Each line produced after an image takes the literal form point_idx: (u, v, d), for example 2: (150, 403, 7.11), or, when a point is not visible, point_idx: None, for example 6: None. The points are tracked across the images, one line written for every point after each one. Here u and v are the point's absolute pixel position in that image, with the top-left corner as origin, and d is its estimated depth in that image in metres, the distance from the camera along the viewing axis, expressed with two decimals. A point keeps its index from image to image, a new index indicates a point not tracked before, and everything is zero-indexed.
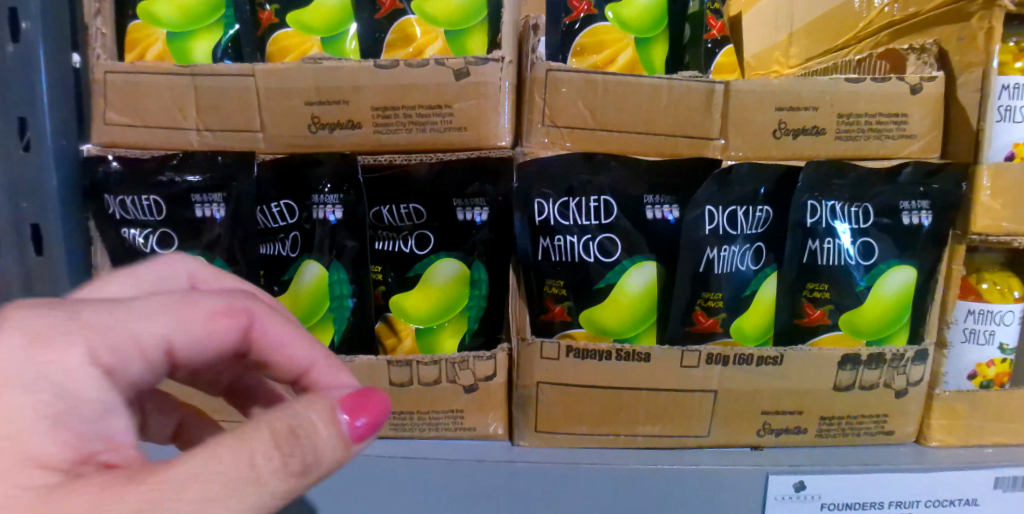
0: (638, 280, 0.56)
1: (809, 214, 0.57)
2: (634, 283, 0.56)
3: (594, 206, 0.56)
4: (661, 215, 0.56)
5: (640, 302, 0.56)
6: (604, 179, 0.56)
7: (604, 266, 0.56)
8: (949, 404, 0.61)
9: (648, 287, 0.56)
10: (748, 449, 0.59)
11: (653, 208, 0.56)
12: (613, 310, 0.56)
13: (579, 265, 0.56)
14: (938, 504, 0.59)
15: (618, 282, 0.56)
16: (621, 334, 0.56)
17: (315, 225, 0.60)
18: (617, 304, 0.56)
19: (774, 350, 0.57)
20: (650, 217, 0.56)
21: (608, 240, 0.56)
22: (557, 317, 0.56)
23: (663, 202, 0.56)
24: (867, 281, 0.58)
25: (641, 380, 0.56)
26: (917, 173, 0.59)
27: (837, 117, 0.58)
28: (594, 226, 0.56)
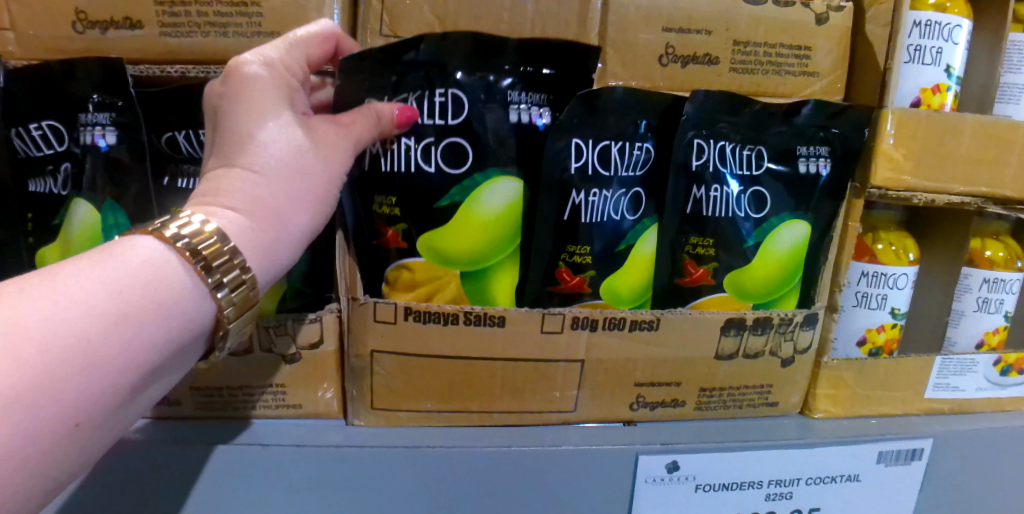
0: (499, 198, 0.46)
1: (695, 155, 0.49)
2: (493, 201, 0.46)
3: (439, 103, 0.45)
4: (529, 118, 0.46)
5: (497, 223, 0.47)
6: (460, 73, 0.45)
7: (450, 180, 0.46)
8: (838, 373, 0.56)
9: (508, 208, 0.47)
10: (620, 424, 0.52)
11: (519, 109, 0.46)
12: (463, 234, 0.46)
13: (417, 177, 0.46)
14: (819, 480, 0.55)
15: (469, 198, 0.46)
16: (467, 265, 0.47)
17: (84, 152, 0.46)
18: (467, 225, 0.46)
19: (650, 312, 0.49)
20: (514, 120, 0.46)
21: (455, 148, 0.46)
22: (390, 244, 0.47)
23: (531, 102, 0.46)
24: (755, 237, 0.51)
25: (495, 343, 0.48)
26: (817, 113, 0.51)
27: (733, 44, 0.50)
28: (438, 129, 0.45)
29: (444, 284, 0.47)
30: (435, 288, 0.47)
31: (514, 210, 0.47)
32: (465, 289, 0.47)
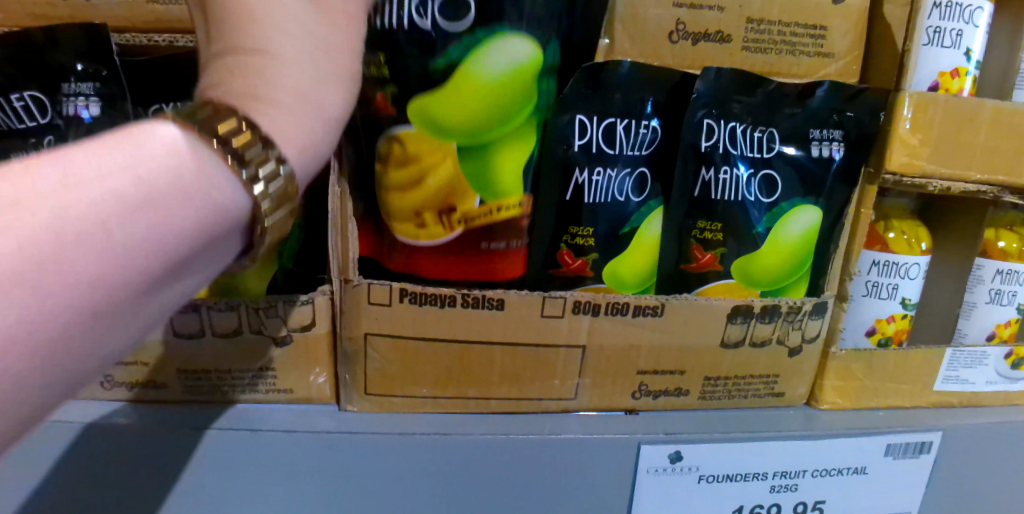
0: (500, 57, 0.40)
1: (704, 135, 0.48)
2: (496, 57, 0.39)
3: None
4: None
5: (501, 88, 0.40)
6: None
7: (447, 34, 0.39)
8: (846, 364, 0.54)
9: (513, 67, 0.40)
10: (622, 413, 0.51)
11: None
12: (458, 106, 0.40)
13: (410, 27, 0.39)
14: (824, 473, 0.53)
15: (468, 56, 0.39)
16: (466, 129, 0.41)
17: (69, 124, 0.44)
18: (465, 83, 0.39)
19: (655, 298, 0.47)
20: None
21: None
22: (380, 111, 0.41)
23: None
24: (765, 222, 0.50)
25: (494, 227, 0.43)
26: (831, 95, 0.50)
27: (746, 22, 0.48)
28: None
29: (438, 161, 0.41)
30: (427, 168, 0.41)
31: (519, 68, 0.40)
32: (462, 163, 0.41)
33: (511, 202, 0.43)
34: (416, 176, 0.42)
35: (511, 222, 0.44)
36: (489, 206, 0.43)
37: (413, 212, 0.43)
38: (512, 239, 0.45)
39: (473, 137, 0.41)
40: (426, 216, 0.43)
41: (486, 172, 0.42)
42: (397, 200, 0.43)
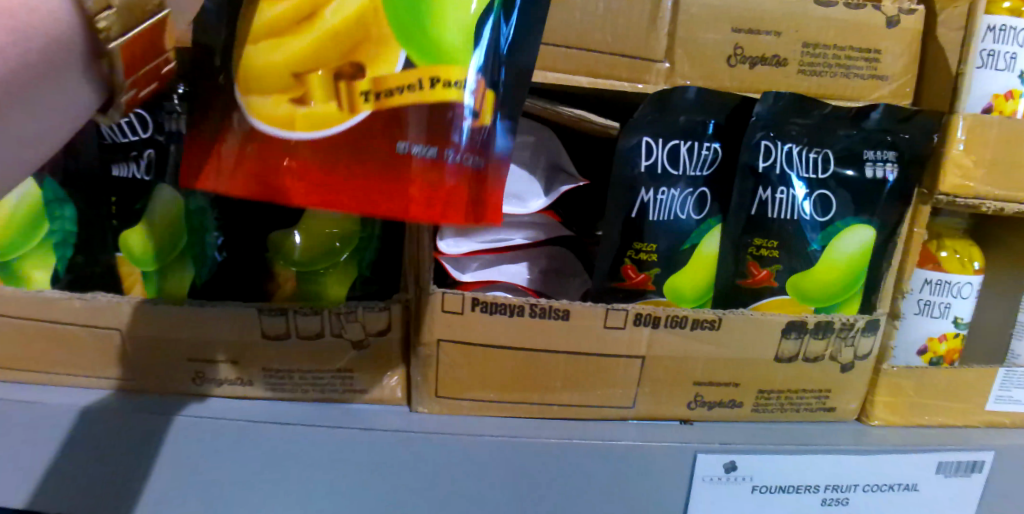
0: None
1: (762, 156, 0.50)
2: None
3: None
4: None
5: None
6: None
7: None
8: (897, 381, 0.55)
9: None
10: (676, 423, 0.53)
11: None
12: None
13: None
14: (875, 489, 0.54)
15: None
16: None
17: (169, 139, 0.50)
18: None
19: (712, 312, 0.49)
20: None
21: None
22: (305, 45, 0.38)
23: None
24: (820, 240, 0.51)
25: (404, 114, 0.37)
26: (886, 118, 0.51)
27: (802, 46, 0.49)
28: None
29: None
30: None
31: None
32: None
33: (448, 77, 0.37)
34: (309, 11, 0.37)
35: (478, 133, 0.39)
36: (411, 73, 0.37)
37: (290, 75, 0.37)
38: (438, 146, 0.37)
39: (402, 4, 0.37)
40: (340, 87, 0.37)
41: (420, 25, 0.37)
42: (261, 52, 0.38)
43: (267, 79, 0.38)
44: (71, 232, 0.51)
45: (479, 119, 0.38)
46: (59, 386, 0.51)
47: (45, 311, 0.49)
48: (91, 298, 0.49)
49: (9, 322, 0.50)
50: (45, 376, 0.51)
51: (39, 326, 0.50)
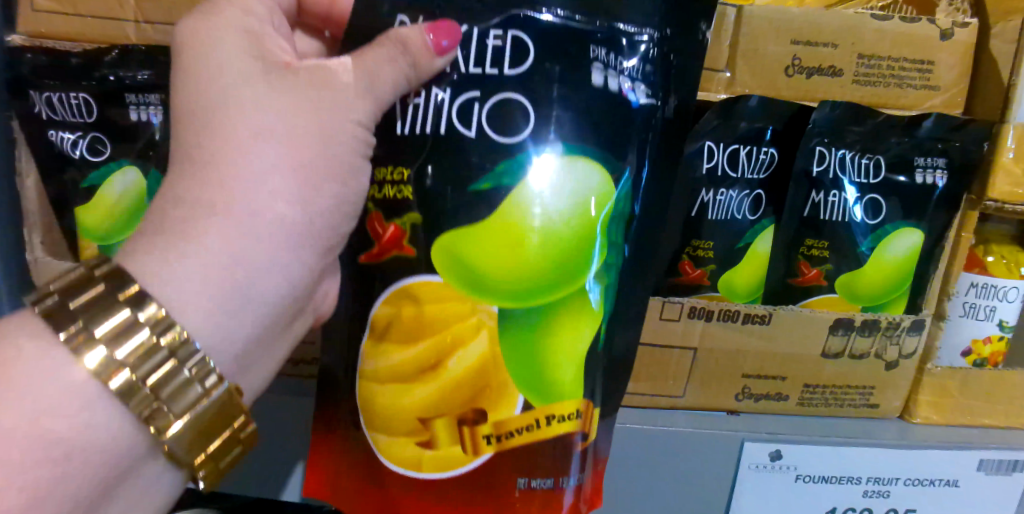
0: (568, 178, 0.39)
1: (816, 161, 0.52)
2: (550, 183, 0.39)
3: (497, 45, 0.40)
4: (624, 88, 0.41)
5: (556, 246, 0.39)
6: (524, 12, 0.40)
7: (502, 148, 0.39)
8: (940, 381, 0.57)
9: (574, 194, 0.39)
10: (725, 413, 0.55)
11: (614, 74, 0.41)
12: (506, 241, 0.38)
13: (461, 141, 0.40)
14: (916, 483, 0.56)
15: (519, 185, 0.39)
16: (510, 297, 0.39)
17: None
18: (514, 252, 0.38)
19: (763, 308, 0.52)
20: (602, 82, 0.40)
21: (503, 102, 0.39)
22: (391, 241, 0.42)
23: (624, 72, 0.41)
24: (869, 242, 0.54)
25: (530, 454, 0.41)
26: (937, 126, 0.53)
27: (857, 58, 0.51)
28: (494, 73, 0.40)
29: (468, 337, 0.40)
30: (455, 342, 0.40)
31: (588, 194, 0.40)
32: (506, 354, 0.40)
33: (570, 409, 0.41)
34: (433, 360, 0.40)
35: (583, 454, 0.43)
36: (529, 415, 0.40)
37: (415, 422, 0.41)
38: (558, 474, 0.41)
39: (523, 318, 0.40)
40: (461, 429, 0.40)
41: (540, 360, 0.40)
42: (389, 394, 0.41)
43: (396, 421, 0.41)
44: None
45: (585, 436, 0.42)
46: None
47: None
48: None
49: None
50: None
51: None
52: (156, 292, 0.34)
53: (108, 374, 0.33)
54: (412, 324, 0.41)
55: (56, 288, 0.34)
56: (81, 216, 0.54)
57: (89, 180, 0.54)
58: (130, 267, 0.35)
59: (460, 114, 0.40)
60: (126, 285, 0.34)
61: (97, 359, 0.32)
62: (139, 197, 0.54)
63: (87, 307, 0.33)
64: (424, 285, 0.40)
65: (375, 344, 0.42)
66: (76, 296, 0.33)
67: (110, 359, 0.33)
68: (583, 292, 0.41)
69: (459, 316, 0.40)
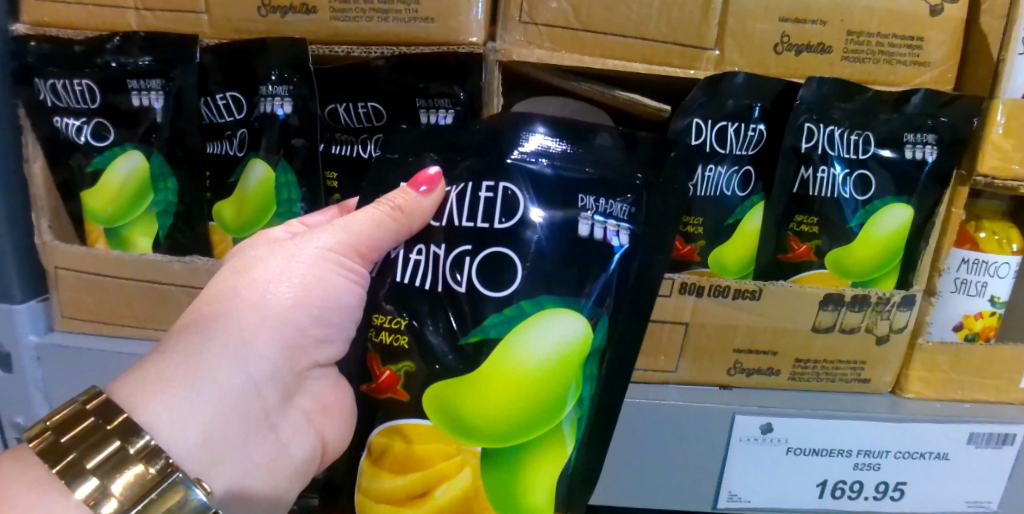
0: (555, 334, 0.44)
1: (805, 138, 0.53)
2: (538, 341, 0.44)
3: (487, 197, 0.46)
4: (603, 233, 0.46)
5: (538, 384, 0.44)
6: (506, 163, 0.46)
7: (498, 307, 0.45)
8: (932, 356, 0.58)
9: (559, 349, 0.44)
10: (717, 388, 0.56)
11: (591, 221, 0.46)
12: (499, 395, 0.43)
13: (453, 295, 0.45)
14: (906, 456, 0.57)
15: (510, 338, 0.44)
16: (496, 440, 0.44)
17: (264, 119, 0.54)
18: (505, 383, 0.43)
19: (753, 283, 0.53)
20: (585, 232, 0.46)
21: (497, 260, 0.45)
22: (388, 382, 0.46)
23: (609, 217, 0.46)
24: (859, 218, 0.55)
25: None
26: (926, 102, 0.53)
27: (846, 34, 0.52)
28: (484, 231, 0.46)
29: (453, 472, 0.44)
30: (441, 476, 0.44)
31: (569, 347, 0.45)
32: (486, 484, 0.44)
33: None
34: (421, 489, 0.45)
35: None
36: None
37: None
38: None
39: (509, 455, 0.44)
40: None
41: (519, 496, 0.45)
42: None
43: None
44: (170, 203, 0.56)
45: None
46: (154, 341, 0.56)
47: (151, 272, 0.55)
48: (190, 261, 0.54)
49: (114, 282, 0.56)
50: (142, 330, 0.57)
51: (143, 287, 0.55)
52: (143, 424, 0.38)
53: (97, 501, 0.36)
54: (403, 458, 0.45)
55: (50, 426, 0.38)
56: (87, 200, 0.56)
57: (94, 164, 0.56)
58: (120, 399, 0.39)
59: (450, 266, 0.46)
60: (110, 419, 0.38)
61: (86, 487, 0.36)
62: (143, 183, 0.56)
63: (78, 444, 0.37)
64: (415, 424, 0.45)
65: (370, 470, 0.46)
66: (68, 433, 0.38)
67: (101, 487, 0.36)
68: (568, 430, 0.46)
69: (445, 453, 0.44)
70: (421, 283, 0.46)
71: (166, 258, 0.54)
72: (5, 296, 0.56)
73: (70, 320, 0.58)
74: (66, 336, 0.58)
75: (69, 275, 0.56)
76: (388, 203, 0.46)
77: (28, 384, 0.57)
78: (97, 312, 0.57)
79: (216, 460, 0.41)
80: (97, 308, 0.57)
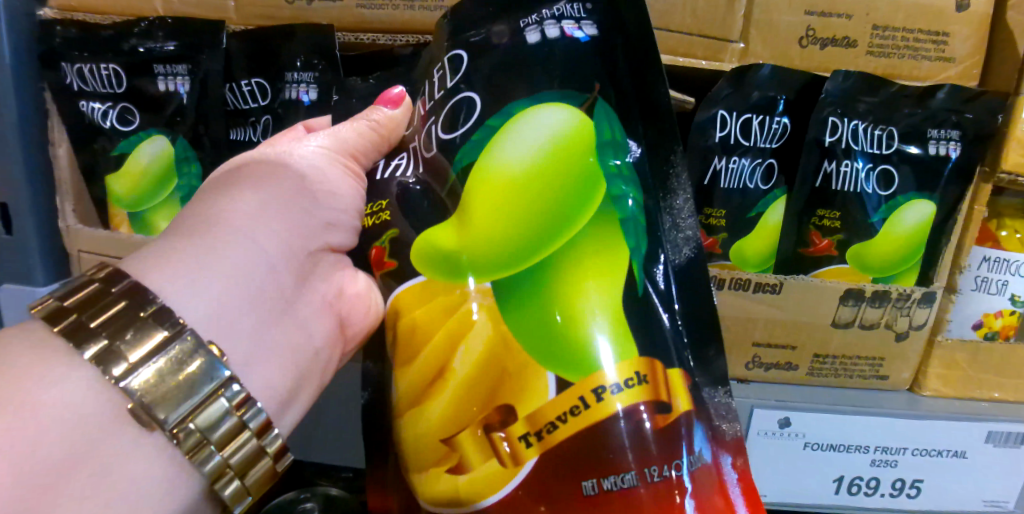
0: (535, 133, 0.41)
1: (829, 131, 0.53)
2: (514, 147, 0.41)
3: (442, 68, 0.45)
4: (566, 32, 0.43)
5: (524, 183, 0.40)
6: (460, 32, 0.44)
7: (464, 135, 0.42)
8: (950, 353, 0.58)
9: (542, 147, 0.40)
10: (734, 381, 0.56)
11: (549, 26, 0.43)
12: (480, 214, 0.40)
13: (433, 159, 0.45)
14: (924, 452, 0.57)
15: (482, 154, 0.41)
16: (497, 266, 0.40)
17: (290, 105, 0.54)
18: (487, 190, 0.40)
19: (774, 277, 0.53)
20: (545, 36, 0.43)
21: (466, 102, 0.43)
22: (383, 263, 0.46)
23: (564, 17, 0.43)
24: (881, 212, 0.54)
25: (582, 438, 0.37)
26: (950, 98, 0.52)
27: (871, 28, 0.52)
28: (449, 91, 0.44)
29: (466, 328, 0.40)
30: (455, 338, 0.40)
31: (556, 141, 0.41)
32: (510, 328, 0.39)
33: (627, 373, 0.38)
34: (440, 363, 0.41)
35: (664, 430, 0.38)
36: (570, 395, 0.37)
37: (441, 444, 0.40)
38: (637, 465, 0.37)
39: (527, 285, 0.40)
40: (494, 437, 0.38)
41: (552, 328, 0.39)
42: (412, 418, 0.41)
43: (424, 452, 0.40)
44: (193, 188, 0.56)
45: (668, 411, 0.38)
46: None
47: None
48: None
49: None
50: None
51: None
52: (154, 291, 0.36)
53: (107, 360, 0.33)
54: (408, 332, 0.42)
55: (53, 296, 0.36)
56: (111, 184, 0.57)
57: (119, 148, 0.56)
58: (128, 270, 0.37)
59: (427, 147, 0.45)
60: (118, 283, 0.36)
61: (95, 347, 0.33)
62: (165, 164, 0.56)
63: (82, 308, 0.35)
64: (411, 289, 0.43)
65: (398, 364, 0.43)
66: (73, 298, 0.35)
67: (107, 347, 0.34)
68: (593, 241, 0.40)
69: (450, 310, 0.41)
70: (409, 175, 0.47)
71: None
72: (28, 279, 0.56)
73: None
74: None
75: (90, 259, 0.57)
76: (365, 118, 0.48)
77: None
78: None
79: (229, 332, 0.38)
80: None
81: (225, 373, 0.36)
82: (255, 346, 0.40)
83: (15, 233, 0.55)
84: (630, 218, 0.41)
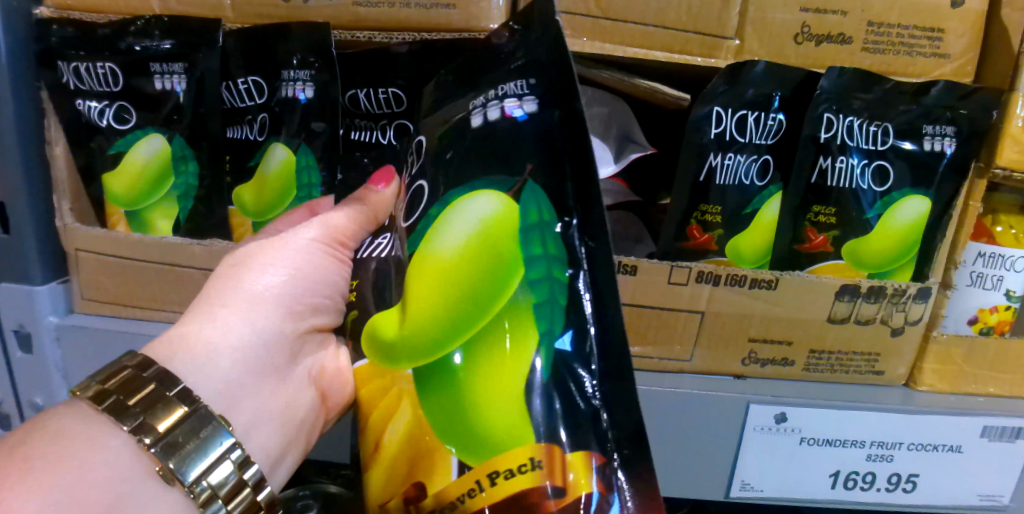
0: (468, 218, 0.39)
1: (824, 128, 0.53)
2: (448, 233, 0.40)
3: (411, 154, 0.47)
4: (504, 112, 0.41)
5: (450, 272, 0.39)
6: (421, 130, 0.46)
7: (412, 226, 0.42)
8: (946, 349, 0.58)
9: (472, 233, 0.39)
10: (730, 377, 0.57)
11: (487, 109, 0.42)
12: (412, 300, 0.40)
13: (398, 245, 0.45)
14: (919, 447, 0.57)
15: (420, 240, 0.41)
16: (422, 356, 0.39)
17: (287, 103, 0.55)
18: (421, 277, 0.40)
19: (770, 273, 0.53)
20: (479, 123, 0.42)
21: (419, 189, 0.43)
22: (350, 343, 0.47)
23: (506, 95, 0.42)
24: (876, 209, 0.55)
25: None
26: (946, 94, 0.53)
27: (867, 25, 0.52)
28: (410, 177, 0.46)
29: (395, 408, 0.40)
30: (386, 417, 0.41)
31: (489, 225, 0.39)
32: (428, 416, 0.39)
33: (521, 458, 0.36)
34: (374, 441, 0.42)
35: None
36: (469, 478, 0.37)
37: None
38: None
39: (445, 375, 0.38)
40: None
41: (467, 418, 0.37)
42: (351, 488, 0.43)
43: None
44: (191, 187, 0.56)
45: (562, 497, 0.35)
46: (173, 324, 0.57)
47: (168, 255, 0.55)
48: (209, 244, 0.54)
49: (132, 264, 0.56)
50: (160, 313, 0.57)
51: (161, 269, 0.56)
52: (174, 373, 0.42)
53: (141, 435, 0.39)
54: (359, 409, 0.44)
55: (95, 381, 0.41)
56: (107, 183, 0.57)
57: (116, 147, 0.56)
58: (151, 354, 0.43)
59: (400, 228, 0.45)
60: (148, 369, 0.42)
61: (132, 424, 0.39)
62: (163, 163, 0.56)
63: (122, 390, 0.41)
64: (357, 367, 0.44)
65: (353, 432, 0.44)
66: (111, 383, 0.41)
67: (141, 425, 0.39)
68: (511, 332, 0.38)
69: (383, 390, 0.41)
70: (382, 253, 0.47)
71: (184, 240, 0.54)
72: (27, 277, 0.56)
73: (89, 303, 0.58)
74: (84, 318, 0.58)
75: (88, 257, 0.57)
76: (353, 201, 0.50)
77: (48, 365, 0.57)
78: (115, 294, 0.57)
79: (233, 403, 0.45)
80: (113, 291, 0.57)
81: (229, 442, 0.42)
82: (255, 414, 0.46)
83: (13, 233, 0.55)
84: (550, 302, 0.38)
